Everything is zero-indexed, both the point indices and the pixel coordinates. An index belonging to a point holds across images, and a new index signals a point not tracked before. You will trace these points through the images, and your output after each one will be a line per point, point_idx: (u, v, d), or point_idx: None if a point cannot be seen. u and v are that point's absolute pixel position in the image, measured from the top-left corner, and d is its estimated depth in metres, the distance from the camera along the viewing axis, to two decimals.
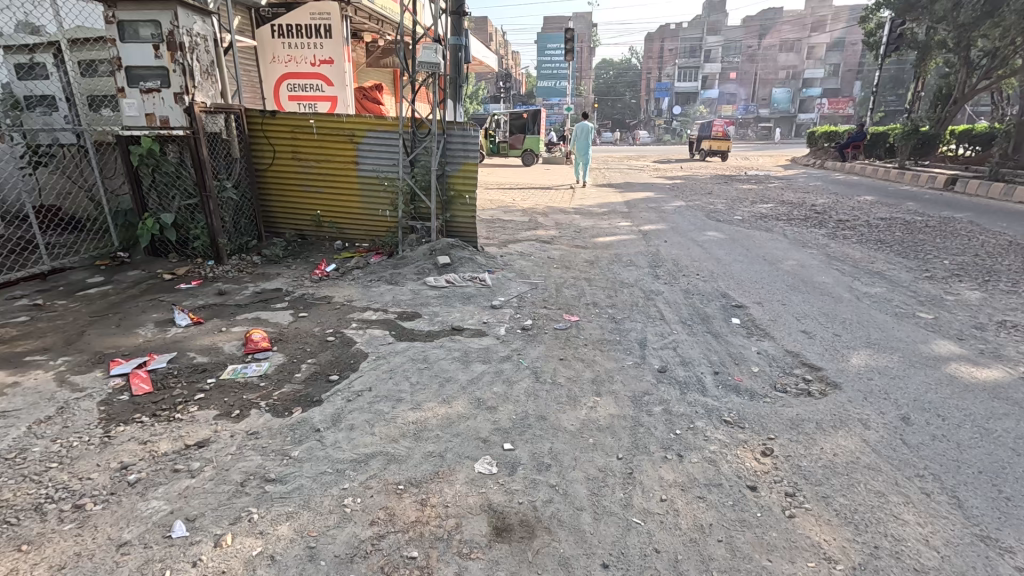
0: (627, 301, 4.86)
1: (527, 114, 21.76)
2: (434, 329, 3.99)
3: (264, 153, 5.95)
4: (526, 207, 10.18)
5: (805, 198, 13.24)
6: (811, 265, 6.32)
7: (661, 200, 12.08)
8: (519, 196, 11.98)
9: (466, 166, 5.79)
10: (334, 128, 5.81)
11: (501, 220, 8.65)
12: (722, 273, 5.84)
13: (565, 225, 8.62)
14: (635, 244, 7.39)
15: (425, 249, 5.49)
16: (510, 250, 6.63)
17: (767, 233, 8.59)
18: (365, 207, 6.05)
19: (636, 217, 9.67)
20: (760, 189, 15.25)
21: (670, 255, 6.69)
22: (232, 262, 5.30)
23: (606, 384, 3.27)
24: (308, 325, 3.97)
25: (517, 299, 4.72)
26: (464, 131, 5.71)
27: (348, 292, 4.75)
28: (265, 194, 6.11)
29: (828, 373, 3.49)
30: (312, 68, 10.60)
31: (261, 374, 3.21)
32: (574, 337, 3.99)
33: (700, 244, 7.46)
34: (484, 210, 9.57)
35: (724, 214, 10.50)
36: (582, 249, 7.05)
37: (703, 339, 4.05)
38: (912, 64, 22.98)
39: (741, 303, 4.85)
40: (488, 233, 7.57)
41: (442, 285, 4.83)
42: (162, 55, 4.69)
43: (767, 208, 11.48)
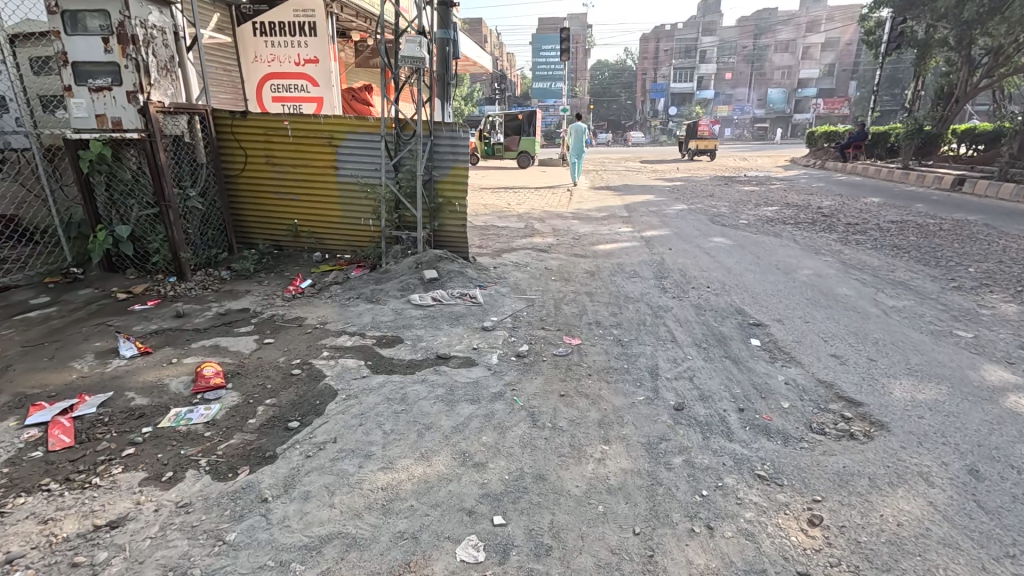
0: (633, 320, 4.38)
1: (522, 115, 21.32)
2: (416, 357, 3.51)
3: (234, 158, 5.46)
4: (522, 212, 9.71)
5: (810, 200, 12.82)
6: (828, 275, 5.86)
7: (662, 203, 11.61)
8: (514, 200, 11.50)
9: (455, 170, 5.32)
10: (310, 129, 5.33)
11: (495, 227, 8.18)
12: (734, 285, 5.38)
13: (563, 232, 8.14)
14: (637, 252, 6.93)
15: (411, 262, 5.01)
16: (504, 260, 6.16)
17: (775, 238, 8.14)
18: (345, 216, 5.56)
19: (637, 222, 9.21)
20: (763, 190, 14.84)
21: (676, 265, 6.23)
22: (197, 278, 4.80)
23: (615, 427, 2.79)
24: (273, 355, 3.48)
25: (511, 319, 4.25)
26: (453, 133, 5.23)
27: (323, 313, 4.26)
28: (237, 202, 5.63)
29: (871, 409, 3.02)
30: (296, 68, 10.05)
31: (207, 420, 2.72)
32: (576, 365, 3.51)
33: (706, 251, 7.01)
34: (477, 216, 9.08)
35: (728, 217, 10.06)
36: (582, 258, 6.58)
37: (721, 366, 3.58)
38: (911, 63, 22.67)
39: (759, 321, 4.38)
40: (481, 241, 7.10)
41: (428, 304, 4.35)
42: (113, 49, 4.19)
43: (772, 211, 11.05)
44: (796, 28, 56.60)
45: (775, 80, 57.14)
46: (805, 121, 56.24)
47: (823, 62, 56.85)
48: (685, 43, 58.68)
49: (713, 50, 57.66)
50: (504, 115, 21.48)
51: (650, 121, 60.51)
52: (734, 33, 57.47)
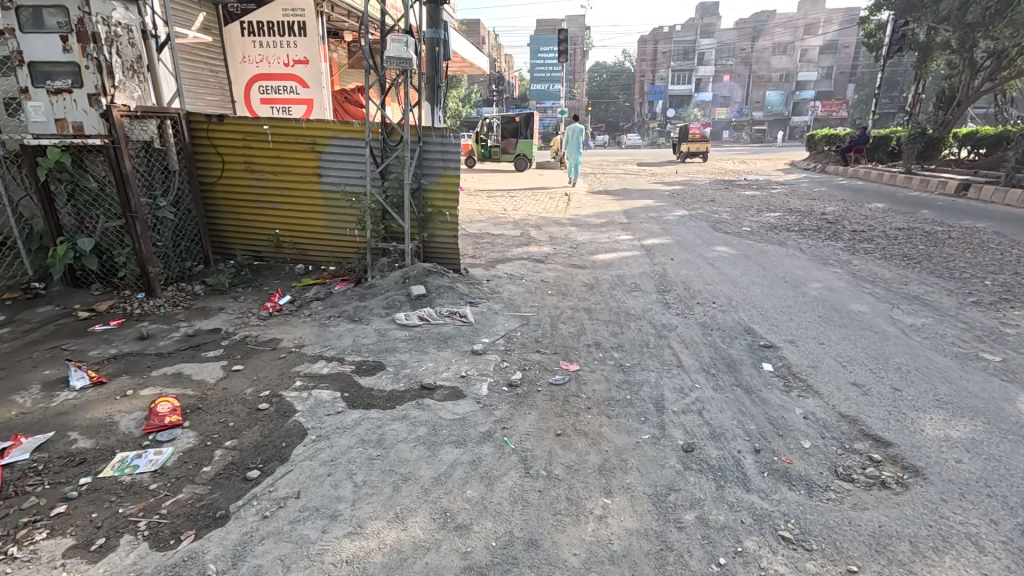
0: (635, 341, 4.07)
1: (519, 117, 21.02)
2: (398, 387, 3.19)
3: (211, 164, 5.15)
4: (518, 218, 9.40)
5: (813, 205, 12.56)
6: (839, 288, 5.56)
7: (662, 209, 11.33)
8: (510, 205, 11.20)
9: (446, 179, 5.02)
10: (291, 134, 5.02)
11: (489, 235, 7.87)
12: (741, 300, 5.08)
13: (561, 240, 7.84)
14: (638, 263, 6.63)
15: (397, 277, 4.70)
16: (498, 273, 5.85)
17: (781, 247, 7.85)
18: (330, 225, 5.24)
19: (637, 229, 8.92)
20: (764, 195, 14.58)
21: (679, 277, 5.93)
22: (168, 295, 4.48)
23: (618, 475, 2.47)
24: (240, 385, 3.16)
25: (503, 341, 3.93)
26: (443, 139, 4.92)
27: (300, 334, 3.95)
28: (215, 211, 5.32)
29: (901, 450, 2.72)
30: (285, 69, 9.74)
31: (156, 469, 2.39)
32: (573, 396, 3.19)
33: (710, 262, 6.71)
34: (472, 223, 8.77)
35: (731, 224, 9.77)
36: (580, 269, 6.28)
37: (732, 397, 3.28)
38: (912, 66, 22.46)
39: (770, 342, 4.08)
40: (474, 251, 6.79)
41: (414, 324, 4.03)
42: (72, 48, 3.89)
43: (775, 217, 10.76)
44: (795, 30, 56.50)
45: (773, 83, 57.02)
46: (803, 123, 56.12)
47: (821, 65, 56.76)
48: (683, 45, 58.53)
49: (711, 53, 57.53)
50: (502, 117, 21.29)
51: (648, 123, 60.33)
52: (733, 35, 57.34)
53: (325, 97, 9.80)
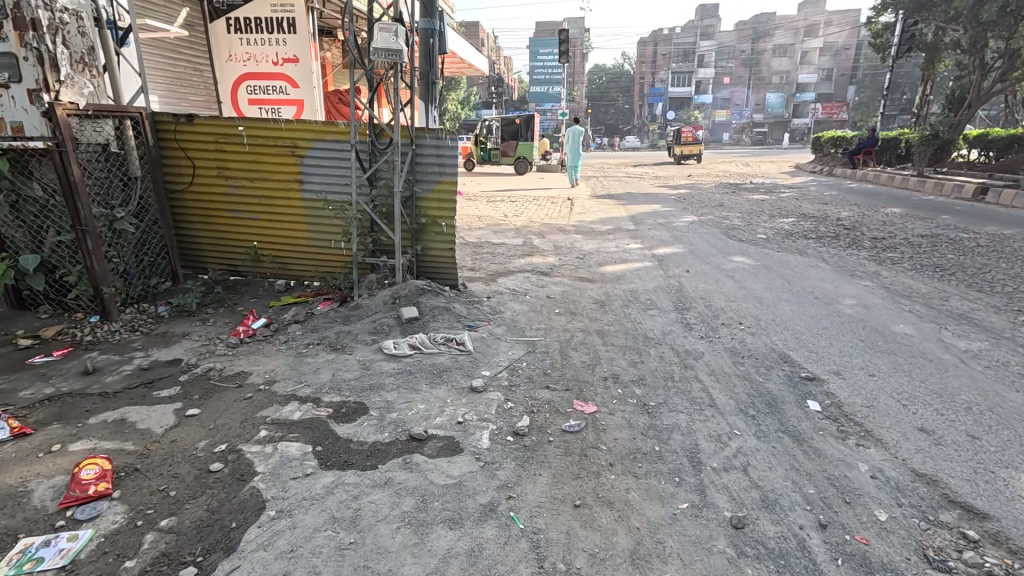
0: (658, 374, 3.55)
1: (519, 119, 20.56)
2: (382, 439, 2.67)
3: (181, 169, 4.63)
4: (519, 225, 8.88)
5: (826, 210, 12.08)
6: (876, 305, 5.05)
7: (670, 214, 10.83)
8: (511, 210, 10.68)
9: (441, 185, 4.52)
10: (270, 136, 4.50)
11: (490, 244, 7.34)
12: (770, 321, 4.56)
13: (566, 249, 7.31)
14: (651, 275, 6.12)
15: (386, 296, 4.18)
16: (499, 288, 5.33)
17: (801, 256, 7.35)
18: (314, 236, 4.72)
19: (646, 237, 8.40)
20: (773, 199, 14.09)
21: (698, 292, 5.41)
22: (126, 319, 3.96)
23: (656, 567, 1.95)
24: (192, 437, 2.63)
25: (507, 374, 3.41)
26: (438, 140, 4.41)
27: (273, 367, 3.42)
28: (186, 221, 4.81)
29: (1002, 526, 2.20)
30: (274, 68, 9.19)
31: (64, 563, 1.86)
32: (592, 449, 2.67)
33: (729, 274, 6.19)
34: (470, 231, 8.24)
35: (744, 231, 9.28)
36: (589, 283, 5.76)
37: (780, 447, 2.76)
38: (921, 67, 22.04)
39: (813, 374, 3.56)
40: (473, 263, 6.27)
41: (404, 354, 3.50)
42: (8, 36, 3.39)
43: (789, 223, 10.28)
44: (796, 32, 56.17)
45: (774, 85, 56.68)
46: (805, 125, 55.80)
47: (822, 67, 56.47)
48: (684, 47, 58.17)
49: (712, 54, 57.16)
50: (502, 119, 20.76)
51: (648, 125, 59.95)
52: (733, 37, 56.98)
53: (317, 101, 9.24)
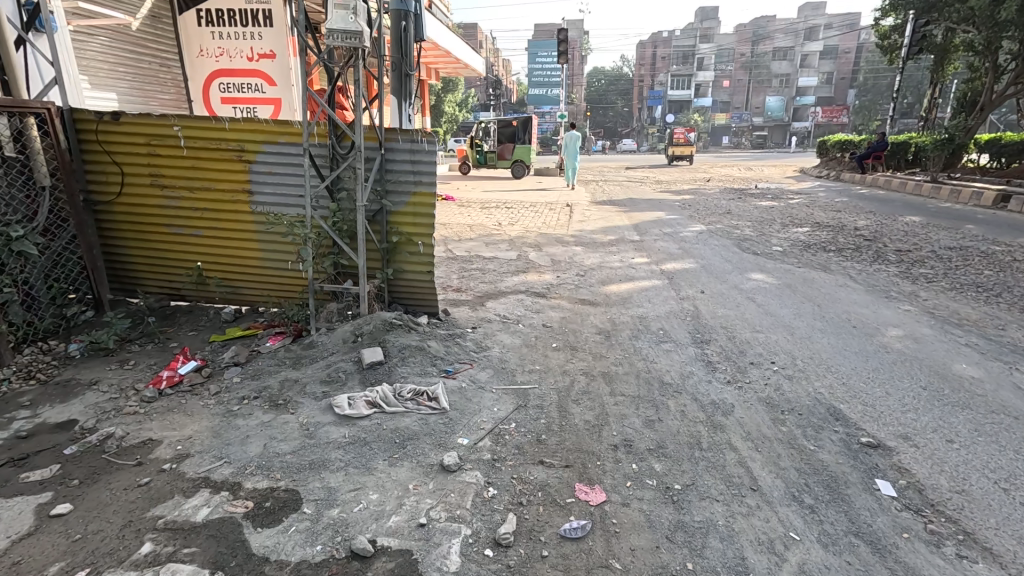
0: (680, 440, 2.82)
1: (516, 121, 19.89)
2: (311, 557, 1.93)
3: (108, 177, 3.90)
4: (514, 236, 8.16)
5: (841, 218, 11.39)
6: (928, 337, 4.32)
7: (675, 223, 10.12)
8: (506, 219, 9.96)
9: (417, 198, 3.81)
10: (213, 138, 3.78)
11: (480, 258, 6.62)
12: (809, 360, 3.82)
13: (565, 264, 6.59)
14: (662, 296, 5.40)
15: (346, 334, 3.46)
16: (488, 315, 4.60)
17: (825, 272, 6.64)
18: (268, 255, 4.01)
19: (653, 249, 7.68)
20: (782, 206, 13.39)
21: (717, 320, 4.69)
22: (22, 362, 3.25)
23: None
24: (44, 556, 1.89)
25: (489, 442, 2.68)
26: (412, 142, 3.71)
27: (191, 432, 2.68)
28: (116, 237, 4.07)
29: None
30: (249, 64, 8.42)
31: None
32: (601, 572, 1.94)
33: (749, 295, 5.46)
34: (459, 242, 7.51)
35: (757, 242, 8.57)
36: (592, 307, 5.03)
37: (858, 564, 2.02)
38: (930, 69, 21.42)
39: (876, 440, 2.83)
40: (459, 282, 5.53)
41: (360, 415, 2.76)
42: None
43: (804, 233, 9.59)
44: (796, 35, 55.67)
45: (774, 88, 56.20)
46: (805, 129, 55.33)
47: (822, 71, 56.03)
48: (683, 49, 57.66)
49: (712, 57, 56.64)
50: (498, 121, 19.97)
51: (647, 128, 59.44)
52: (734, 39, 56.49)
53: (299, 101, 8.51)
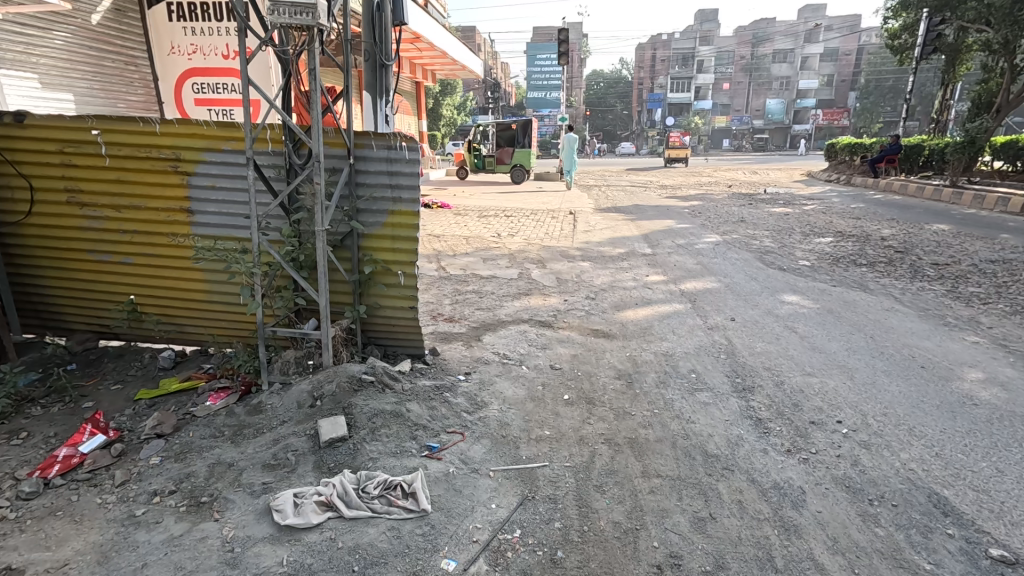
0: (744, 554, 2.07)
1: (516, 124, 19.22)
2: None
3: (16, 193, 3.16)
4: (515, 249, 7.42)
5: (863, 226, 10.71)
6: (1017, 382, 3.58)
7: (687, 234, 9.40)
8: (506, 229, 9.22)
9: (396, 217, 3.07)
10: (141, 144, 3.04)
11: (477, 277, 5.88)
12: (884, 417, 3.07)
13: (573, 284, 5.84)
14: (687, 325, 4.67)
15: (301, 395, 2.70)
16: (486, 353, 3.86)
17: (864, 292, 5.92)
18: (215, 286, 3.28)
19: (668, 264, 6.95)
20: (797, 213, 12.65)
21: (758, 359, 3.95)
22: None
23: None
24: None
25: (484, 567, 1.92)
26: (389, 149, 3.00)
27: (69, 554, 1.92)
28: (30, 264, 3.33)
29: None
30: (225, 62, 7.59)
31: None
32: None
33: (788, 323, 4.72)
34: (454, 258, 6.77)
35: (780, 254, 7.86)
36: (608, 342, 4.29)
37: None
38: (942, 69, 20.80)
39: (1010, 553, 2.08)
40: (452, 309, 4.79)
41: (308, 527, 2.00)
42: None
43: (828, 244, 8.88)
44: (797, 37, 55.10)
45: (775, 90, 55.67)
46: (806, 132, 54.77)
47: (823, 73, 55.58)
48: (683, 51, 57.10)
49: (712, 60, 56.14)
50: (498, 124, 19.45)
51: (647, 131, 58.85)
52: (734, 41, 55.90)
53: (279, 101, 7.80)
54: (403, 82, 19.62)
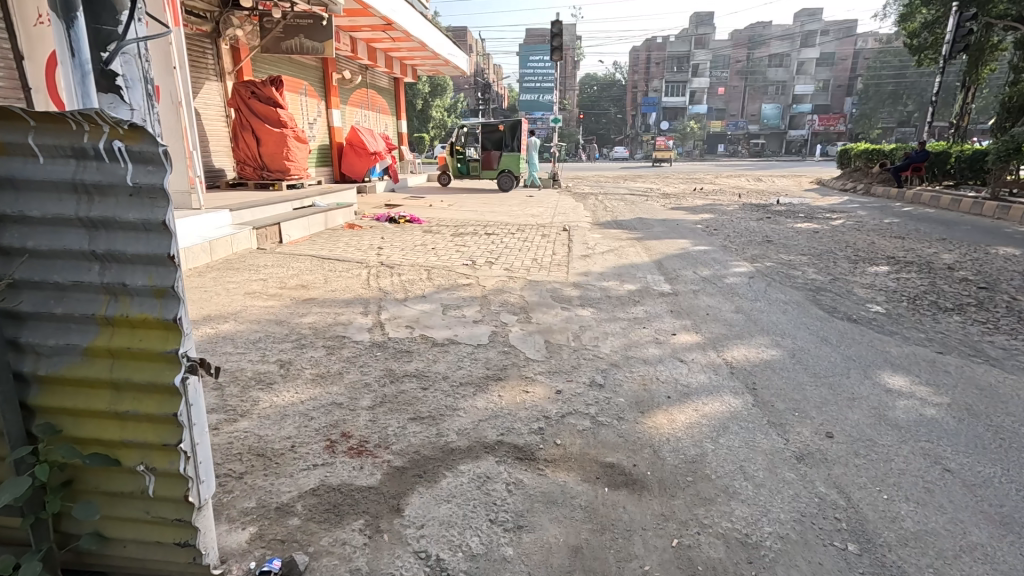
0: None
1: (504, 125, 17.39)
2: None
3: None
4: (491, 289, 5.51)
5: (912, 248, 8.99)
6: None
7: (709, 261, 7.56)
8: (483, 255, 7.32)
9: (124, 333, 1.41)
10: None
11: (427, 345, 3.95)
12: None
13: (570, 355, 3.94)
14: (764, 453, 2.78)
15: None
16: (401, 563, 1.96)
17: (993, 366, 4.07)
18: None
19: (700, 315, 5.06)
20: (827, 230, 10.89)
21: (924, 560, 2.07)
22: None
23: None
24: None
25: None
26: (77, 165, 1.36)
27: None
28: None
29: None
30: None
31: None
32: None
33: (927, 448, 2.84)
34: (404, 306, 4.83)
35: (838, 294, 6.06)
36: (636, 506, 2.38)
37: None
38: (964, 71, 19.26)
39: None
40: (369, 423, 2.86)
41: None
42: None
43: (886, 274, 7.13)
44: (794, 40, 53.78)
45: (772, 95, 54.43)
46: (801, 137, 53.78)
47: (820, 78, 54.55)
48: (679, 54, 55.45)
49: (707, 63, 54.83)
50: (483, 125, 17.34)
51: (641, 135, 57.30)
52: (730, 44, 54.52)
53: (193, 119, 6.53)
54: (379, 78, 17.58)
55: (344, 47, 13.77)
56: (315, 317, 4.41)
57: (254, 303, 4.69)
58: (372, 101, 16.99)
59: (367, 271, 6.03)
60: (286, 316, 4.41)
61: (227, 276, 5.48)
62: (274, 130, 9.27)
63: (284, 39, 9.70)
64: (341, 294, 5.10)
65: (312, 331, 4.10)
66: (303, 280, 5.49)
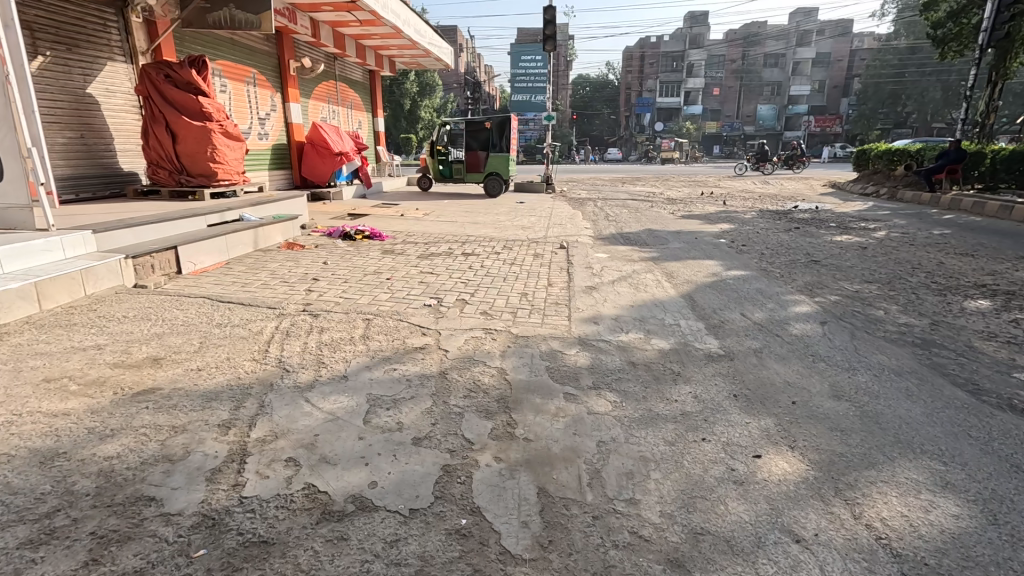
0: None
1: (491, 122, 15.46)
2: None
3: None
4: (454, 358, 3.59)
5: (996, 271, 7.18)
6: None
7: (755, 295, 5.71)
8: (454, 289, 5.42)
9: None
10: None
11: (307, 526, 2.00)
12: None
13: (586, 542, 2.01)
14: None
15: None
16: None
17: None
18: None
19: (785, 411, 3.16)
20: (873, 246, 9.08)
21: None
22: None
23: None
24: None
25: None
26: None
27: None
28: None
29: None
30: None
31: None
32: None
33: None
34: (302, 406, 2.88)
35: (960, 353, 4.21)
36: None
37: None
38: (992, 64, 17.58)
39: None
40: None
41: None
42: None
43: (996, 315, 5.29)
44: (790, 39, 52.38)
45: (767, 96, 53.08)
46: (798, 139, 52.48)
47: (817, 78, 53.17)
48: (673, 54, 53.74)
49: (702, 64, 53.18)
50: (468, 121, 15.41)
51: (636, 137, 55.72)
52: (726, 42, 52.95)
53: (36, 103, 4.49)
54: (350, 70, 15.64)
55: (303, 30, 11.82)
56: (125, 442, 2.44)
57: (38, 405, 2.72)
58: (341, 95, 15.03)
59: (277, 324, 4.10)
60: (75, 439, 2.44)
61: (43, 341, 3.50)
62: (193, 123, 7.32)
63: (210, 10, 7.83)
64: (210, 376, 3.16)
65: (95, 486, 2.14)
66: (162, 347, 3.53)
